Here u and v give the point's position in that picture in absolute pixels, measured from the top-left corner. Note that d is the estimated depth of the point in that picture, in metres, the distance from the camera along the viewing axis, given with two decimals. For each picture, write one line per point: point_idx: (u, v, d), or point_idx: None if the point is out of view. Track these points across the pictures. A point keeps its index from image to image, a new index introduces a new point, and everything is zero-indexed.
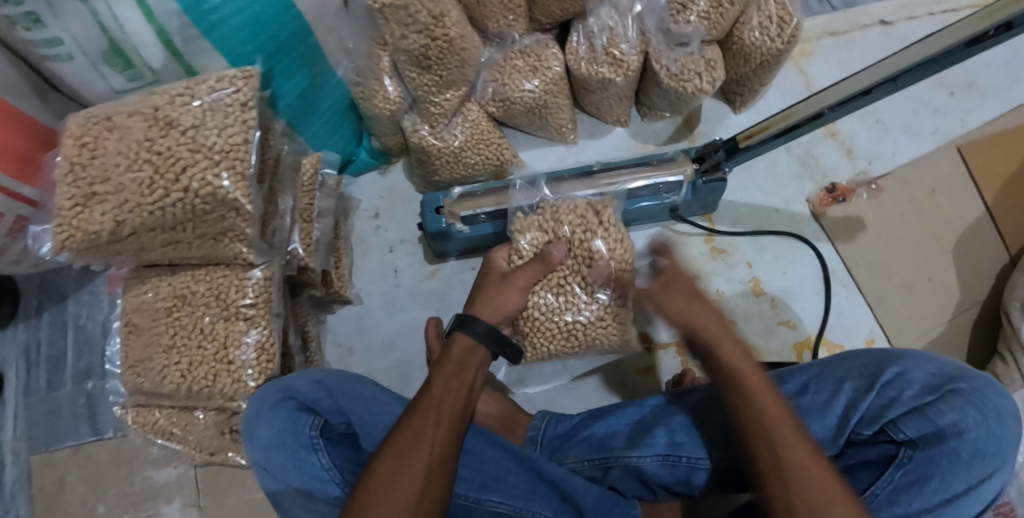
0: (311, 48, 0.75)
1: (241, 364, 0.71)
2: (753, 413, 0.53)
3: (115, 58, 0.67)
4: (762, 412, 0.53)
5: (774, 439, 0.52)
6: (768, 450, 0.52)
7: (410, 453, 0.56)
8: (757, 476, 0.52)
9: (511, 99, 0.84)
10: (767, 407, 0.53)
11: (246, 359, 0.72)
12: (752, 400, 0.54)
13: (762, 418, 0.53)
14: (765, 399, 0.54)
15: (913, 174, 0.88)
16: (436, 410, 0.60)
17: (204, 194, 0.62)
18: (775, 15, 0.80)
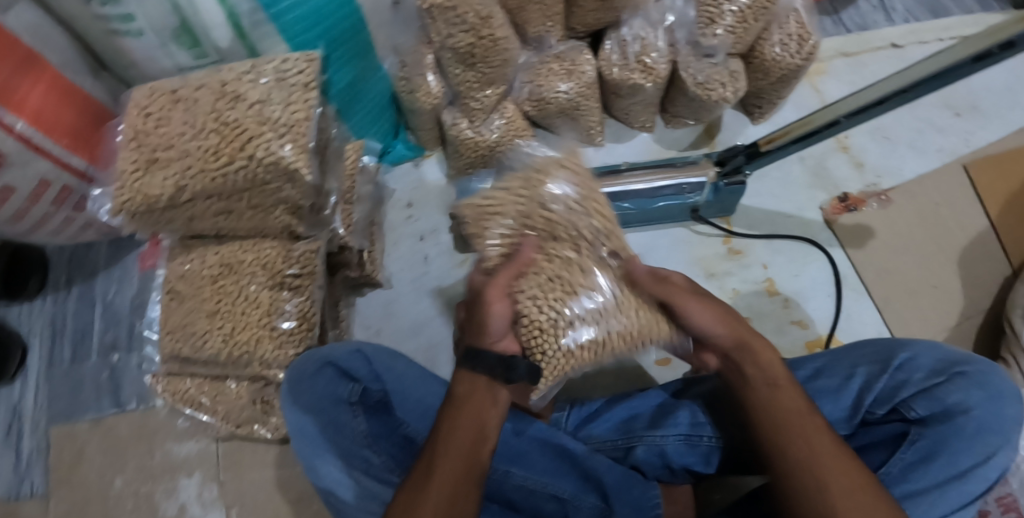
0: (363, 42, 0.81)
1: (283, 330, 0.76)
2: (793, 439, 0.54)
3: (182, 36, 0.71)
4: (778, 418, 0.56)
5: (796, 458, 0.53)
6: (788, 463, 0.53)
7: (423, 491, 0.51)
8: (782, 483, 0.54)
9: (546, 100, 0.89)
10: (794, 423, 0.55)
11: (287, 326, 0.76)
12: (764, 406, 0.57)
13: (776, 424, 0.55)
14: (794, 419, 0.55)
15: (918, 189, 0.97)
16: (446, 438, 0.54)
17: (267, 163, 0.66)
18: (795, 34, 0.87)
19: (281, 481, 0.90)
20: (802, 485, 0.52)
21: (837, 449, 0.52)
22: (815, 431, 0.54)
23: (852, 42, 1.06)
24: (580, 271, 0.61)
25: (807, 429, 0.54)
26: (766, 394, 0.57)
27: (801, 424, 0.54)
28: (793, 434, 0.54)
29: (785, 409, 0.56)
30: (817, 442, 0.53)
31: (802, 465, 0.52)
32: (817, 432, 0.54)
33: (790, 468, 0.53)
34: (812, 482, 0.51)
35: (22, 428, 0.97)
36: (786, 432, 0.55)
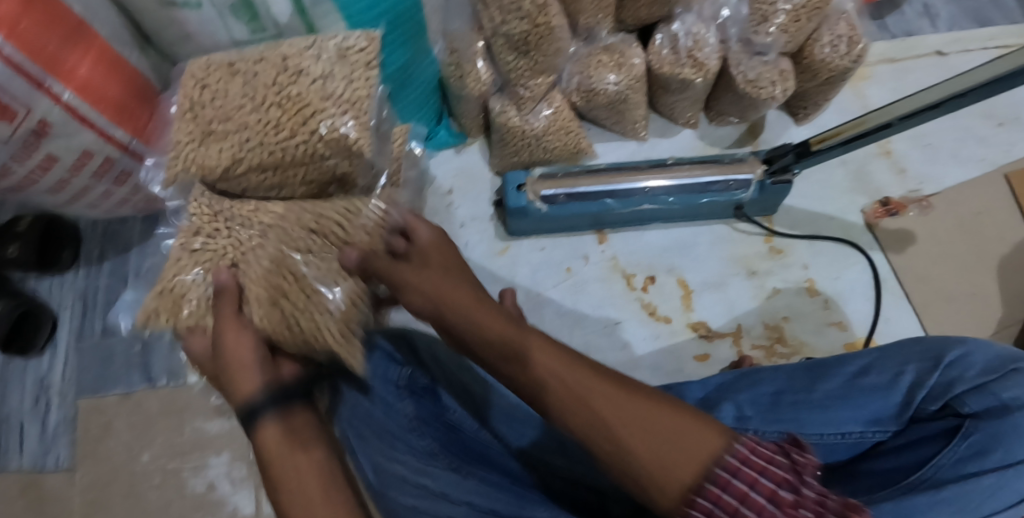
0: (418, 24, 0.82)
1: None
2: (566, 389, 0.42)
3: (242, 10, 0.71)
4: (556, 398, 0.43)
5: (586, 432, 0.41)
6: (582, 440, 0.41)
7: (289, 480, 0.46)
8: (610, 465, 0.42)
9: (595, 91, 0.89)
10: (594, 389, 0.42)
11: None
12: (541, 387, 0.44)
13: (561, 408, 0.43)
14: (591, 381, 0.42)
15: (959, 197, 0.97)
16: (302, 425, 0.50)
17: (329, 139, 0.67)
18: (845, 35, 0.87)
19: None
20: (610, 454, 0.40)
21: (646, 399, 0.41)
22: (580, 372, 0.43)
23: (897, 48, 1.06)
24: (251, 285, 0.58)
25: (579, 369, 0.43)
26: (526, 360, 0.45)
27: (577, 379, 0.43)
28: (553, 384, 0.43)
29: (572, 372, 0.43)
30: (623, 408, 0.40)
31: (577, 410, 0.42)
32: (616, 388, 0.42)
33: (585, 430, 0.41)
34: (609, 444, 0.40)
35: (49, 400, 0.96)
36: (588, 399, 0.41)
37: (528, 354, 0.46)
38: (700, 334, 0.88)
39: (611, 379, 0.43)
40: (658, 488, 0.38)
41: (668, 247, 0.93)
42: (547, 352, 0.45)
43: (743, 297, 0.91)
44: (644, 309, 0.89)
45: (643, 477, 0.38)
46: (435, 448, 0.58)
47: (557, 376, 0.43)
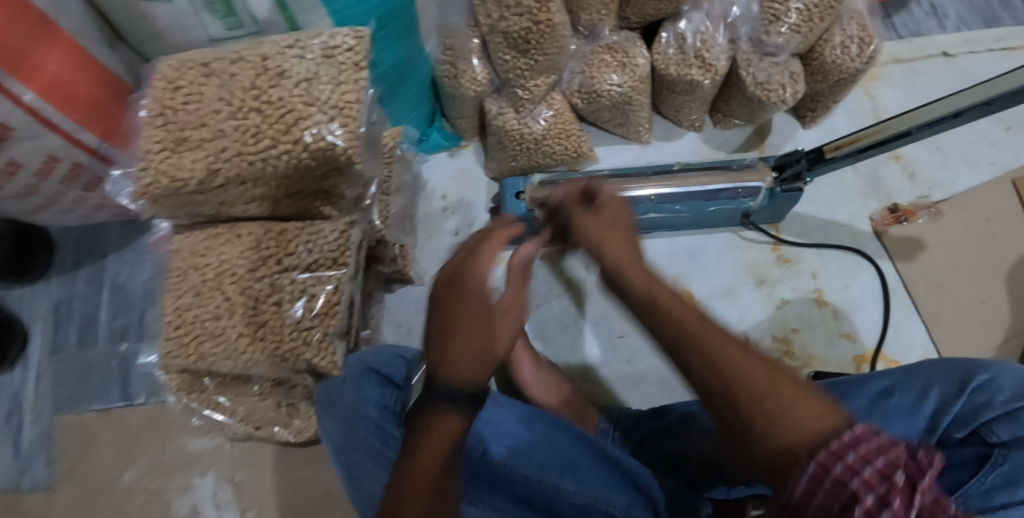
0: (411, 20, 0.76)
1: (302, 319, 0.65)
2: (714, 342, 0.39)
3: (218, 4, 0.65)
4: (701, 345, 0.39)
5: (715, 372, 0.38)
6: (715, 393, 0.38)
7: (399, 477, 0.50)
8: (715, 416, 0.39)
9: (597, 92, 0.84)
10: (722, 343, 0.38)
11: (308, 315, 0.65)
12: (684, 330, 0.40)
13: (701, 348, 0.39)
14: (697, 322, 0.40)
15: (970, 202, 0.95)
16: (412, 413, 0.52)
17: (314, 149, 0.61)
18: (856, 36, 0.84)
19: (302, 484, 0.86)
20: (724, 402, 0.37)
21: (765, 368, 0.37)
22: (718, 325, 0.40)
23: (905, 48, 1.03)
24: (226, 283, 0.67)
25: (712, 323, 0.40)
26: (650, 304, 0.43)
27: (706, 332, 0.39)
28: (658, 319, 0.41)
29: (681, 316, 0.41)
30: (754, 369, 0.37)
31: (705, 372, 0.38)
32: (749, 356, 0.38)
33: (708, 383, 0.38)
34: (743, 400, 0.36)
35: (23, 417, 0.91)
36: (706, 350, 0.39)
37: (637, 290, 0.44)
38: None
39: (756, 352, 0.39)
40: (771, 459, 0.35)
41: (673, 256, 0.90)
42: (681, 305, 0.42)
43: (752, 308, 0.88)
44: None
45: (759, 423, 0.35)
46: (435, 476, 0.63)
47: (685, 318, 0.41)
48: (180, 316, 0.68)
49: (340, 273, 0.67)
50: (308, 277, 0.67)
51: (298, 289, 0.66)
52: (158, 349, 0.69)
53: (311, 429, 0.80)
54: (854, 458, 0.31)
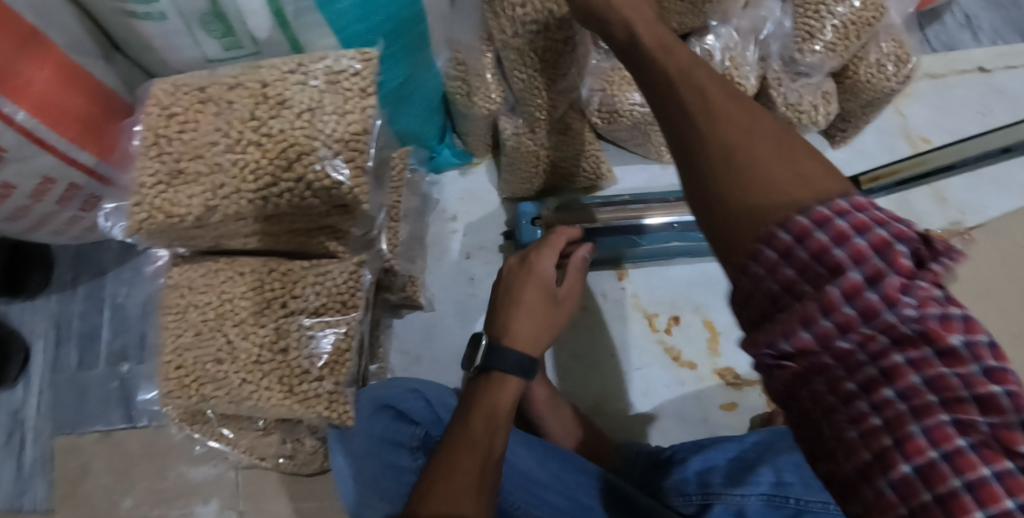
0: (420, 39, 0.72)
1: (305, 366, 0.62)
2: (750, 135, 0.36)
3: (213, 23, 0.61)
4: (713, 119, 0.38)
5: (734, 163, 0.36)
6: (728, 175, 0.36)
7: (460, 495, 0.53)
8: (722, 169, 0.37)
9: (619, 112, 0.78)
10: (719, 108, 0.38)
11: (313, 361, 0.62)
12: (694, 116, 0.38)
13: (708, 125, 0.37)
14: (747, 133, 0.36)
15: (1002, 228, 0.91)
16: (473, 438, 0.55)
17: (318, 187, 0.58)
18: (893, 54, 0.79)
19: (307, 514, 0.84)
20: (719, 162, 0.36)
21: (762, 128, 0.37)
22: (751, 115, 0.38)
23: (938, 62, 0.98)
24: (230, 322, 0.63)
25: (741, 103, 0.38)
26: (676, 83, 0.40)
27: (729, 103, 0.37)
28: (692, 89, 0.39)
29: (716, 90, 0.38)
30: (771, 150, 0.36)
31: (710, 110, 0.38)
32: (757, 121, 0.37)
33: (708, 151, 0.37)
34: (740, 168, 0.36)
35: (25, 436, 0.89)
36: (736, 135, 0.36)
37: (677, 94, 0.40)
38: (728, 380, 0.82)
39: (753, 107, 0.38)
40: (743, 221, 0.35)
41: (693, 282, 0.86)
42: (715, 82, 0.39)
43: None
44: (667, 351, 0.83)
45: (745, 187, 0.35)
46: None
47: (710, 91, 0.39)
48: (180, 356, 0.64)
49: (349, 317, 0.64)
50: (314, 323, 0.63)
51: (304, 335, 0.62)
52: (159, 388, 0.65)
53: (317, 462, 0.78)
54: (881, 268, 0.31)
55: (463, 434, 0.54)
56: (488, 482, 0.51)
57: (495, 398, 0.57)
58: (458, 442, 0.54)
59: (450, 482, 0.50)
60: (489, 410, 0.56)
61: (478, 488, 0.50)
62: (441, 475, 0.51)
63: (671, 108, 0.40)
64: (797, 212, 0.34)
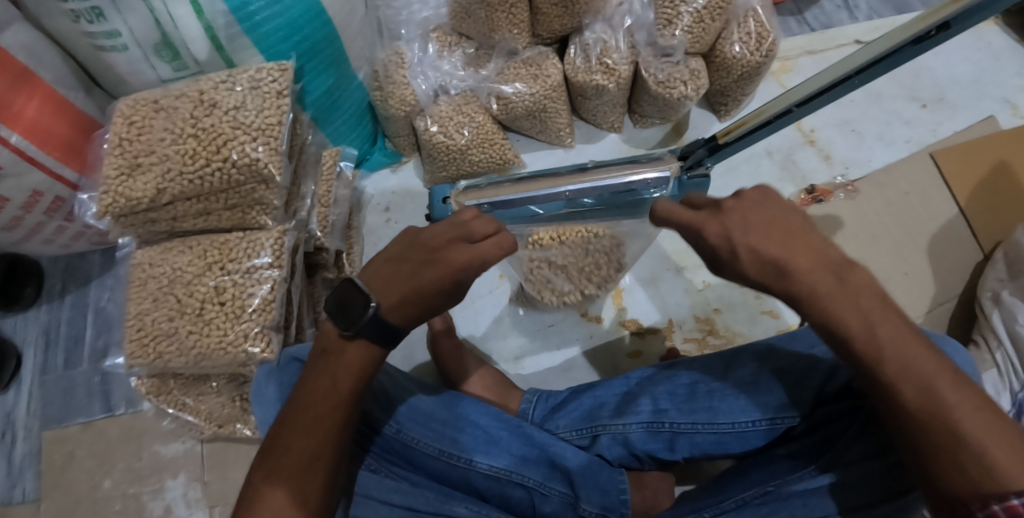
0: (336, 52, 0.84)
1: (246, 315, 0.74)
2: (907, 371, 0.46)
3: (164, 50, 0.74)
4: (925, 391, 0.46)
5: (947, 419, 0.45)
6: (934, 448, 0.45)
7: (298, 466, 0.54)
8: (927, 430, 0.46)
9: (512, 102, 0.94)
10: (928, 377, 0.46)
11: (251, 312, 0.74)
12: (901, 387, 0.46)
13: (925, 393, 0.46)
14: (950, 392, 0.45)
15: (886, 179, 1.01)
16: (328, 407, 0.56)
17: (241, 165, 0.71)
18: (753, 32, 0.91)
19: None
20: (928, 452, 0.45)
21: (966, 400, 0.45)
22: (922, 355, 0.47)
23: (817, 40, 1.10)
24: (182, 291, 0.75)
25: (908, 343, 0.47)
26: (873, 345, 0.47)
27: (946, 387, 0.45)
28: (891, 364, 0.47)
29: (907, 348, 0.47)
30: (980, 423, 0.44)
31: (917, 396, 0.46)
32: (966, 393, 0.45)
33: (909, 429, 0.46)
34: (942, 433, 0.45)
35: (15, 434, 0.98)
36: (936, 394, 0.46)
37: (864, 336, 0.47)
38: (633, 332, 0.96)
39: (957, 377, 0.46)
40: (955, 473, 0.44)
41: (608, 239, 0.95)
42: (910, 351, 0.47)
43: (675, 293, 0.98)
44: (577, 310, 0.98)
45: (945, 474, 0.45)
46: (359, 452, 0.69)
47: (907, 363, 0.46)
48: (141, 320, 0.76)
49: (274, 273, 0.75)
50: (246, 280, 0.75)
51: (242, 292, 0.74)
52: (124, 351, 0.77)
53: None
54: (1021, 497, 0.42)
55: (317, 405, 0.56)
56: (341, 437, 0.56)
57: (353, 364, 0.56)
58: (313, 413, 0.56)
59: (309, 452, 0.54)
60: (351, 371, 0.56)
61: (330, 448, 0.55)
62: (293, 445, 0.55)
63: (868, 366, 0.48)
64: (991, 503, 0.42)
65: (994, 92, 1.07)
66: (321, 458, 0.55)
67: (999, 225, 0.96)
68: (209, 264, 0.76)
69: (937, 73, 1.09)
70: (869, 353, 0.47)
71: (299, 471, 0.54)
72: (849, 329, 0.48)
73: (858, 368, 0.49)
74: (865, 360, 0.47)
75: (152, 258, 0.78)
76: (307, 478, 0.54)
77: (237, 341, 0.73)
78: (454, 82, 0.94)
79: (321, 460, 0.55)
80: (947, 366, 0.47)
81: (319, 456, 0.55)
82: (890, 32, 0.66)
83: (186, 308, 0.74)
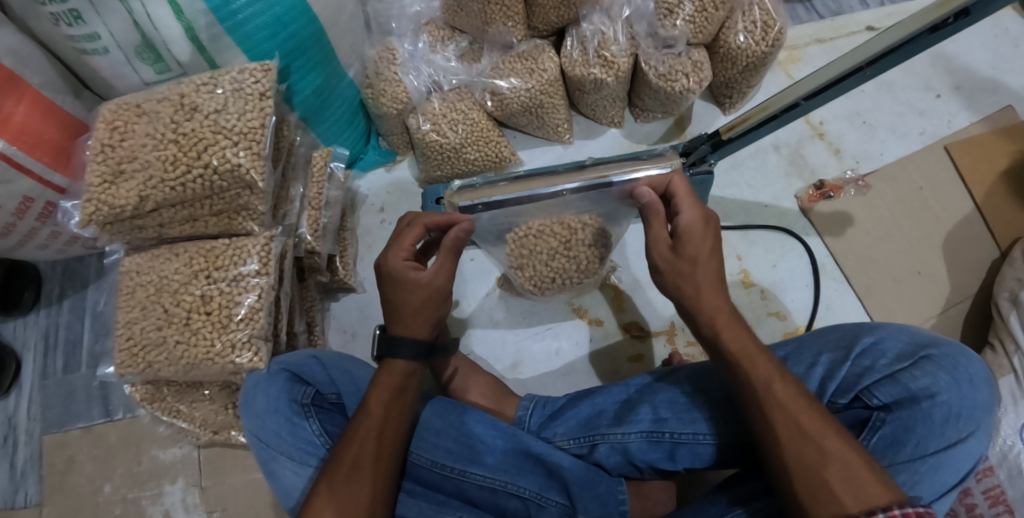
0: (324, 49, 0.81)
1: (234, 324, 0.72)
2: (788, 404, 0.52)
3: (146, 52, 0.71)
4: (795, 418, 0.51)
5: (820, 443, 0.49)
6: (805, 470, 0.49)
7: (351, 484, 0.55)
8: (797, 455, 0.49)
9: (508, 98, 0.90)
10: (794, 408, 0.51)
11: (239, 320, 0.72)
12: (782, 410, 0.51)
13: (793, 420, 0.51)
14: (819, 428, 0.50)
15: (898, 173, 0.97)
16: (379, 431, 0.58)
17: (223, 170, 0.70)
18: (759, 20, 0.87)
19: (261, 484, 0.92)
20: (802, 481, 0.49)
21: (829, 431, 0.50)
22: (796, 396, 0.52)
23: (827, 27, 1.06)
24: (168, 300, 0.74)
25: (781, 381, 0.53)
26: (762, 387, 0.53)
27: (818, 428, 0.50)
28: (772, 402, 0.52)
29: (786, 388, 0.53)
30: (844, 450, 0.48)
31: (791, 431, 0.50)
32: (836, 433, 0.50)
33: (788, 459, 0.50)
34: (816, 456, 0.49)
35: (17, 439, 0.99)
36: (805, 428, 0.50)
37: (759, 385, 0.53)
38: (635, 335, 0.94)
39: (822, 416, 0.51)
40: (824, 499, 0.47)
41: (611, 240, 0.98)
42: (792, 398, 0.52)
43: None
44: (576, 312, 0.96)
45: (814, 501, 0.48)
46: None
47: (789, 406, 0.51)
48: (130, 329, 0.75)
49: (262, 281, 0.74)
50: (232, 288, 0.73)
51: (228, 300, 0.73)
52: (114, 360, 0.76)
53: None
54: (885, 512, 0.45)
55: (362, 419, 0.59)
56: (386, 451, 0.58)
57: (396, 374, 0.62)
58: (358, 427, 0.58)
59: (352, 460, 0.56)
60: (382, 394, 0.60)
61: (377, 458, 0.57)
62: (343, 453, 0.57)
63: (755, 402, 0.53)
64: None
65: (1014, 80, 1.02)
66: (367, 466, 0.56)
67: (1018, 222, 0.92)
68: (195, 271, 0.74)
69: (953, 61, 1.04)
70: (760, 396, 0.53)
71: (353, 485, 0.55)
72: (755, 371, 0.54)
73: (747, 408, 0.54)
74: (754, 400, 0.53)
75: (139, 263, 0.77)
76: (354, 486, 0.55)
77: (222, 351, 0.72)
78: (448, 78, 0.91)
79: (366, 468, 0.56)
80: (817, 411, 0.51)
81: (365, 466, 0.56)
82: (904, 21, 0.61)
83: (172, 317, 0.73)
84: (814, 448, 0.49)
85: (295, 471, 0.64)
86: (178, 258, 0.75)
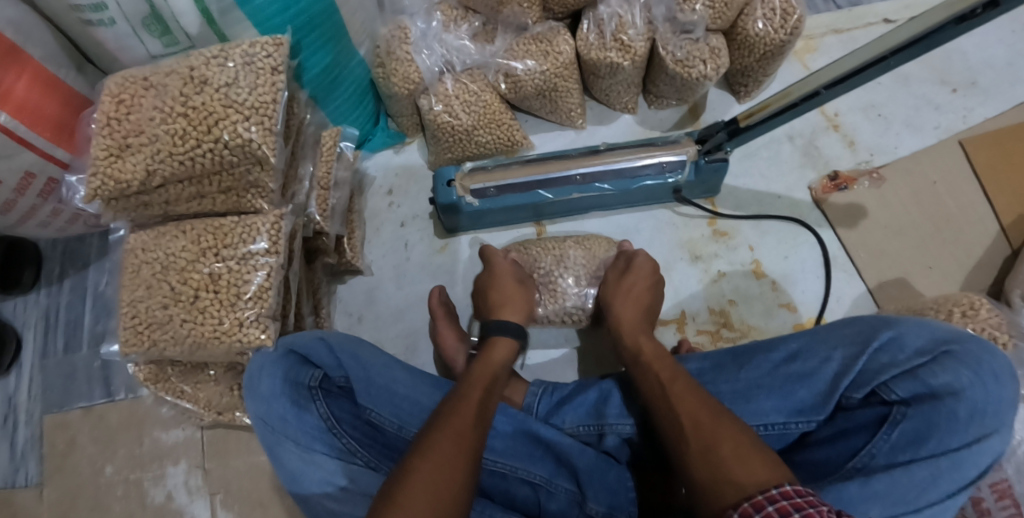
0: (336, 26, 0.79)
1: (242, 304, 0.71)
2: (682, 406, 0.58)
3: (153, 23, 0.69)
4: (693, 412, 0.57)
5: (709, 429, 0.54)
6: (701, 456, 0.53)
7: (454, 446, 0.55)
8: (689, 441, 0.55)
9: (521, 80, 0.89)
10: (688, 406, 0.58)
11: (247, 300, 0.71)
12: (678, 408, 0.58)
13: (692, 414, 0.56)
14: (706, 418, 0.55)
15: (912, 166, 0.96)
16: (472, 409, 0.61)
17: (234, 145, 0.68)
18: (778, 8, 0.85)
19: (264, 467, 0.92)
20: (699, 467, 0.52)
21: (718, 420, 0.55)
22: (694, 398, 0.58)
23: (844, 18, 1.04)
24: (175, 277, 0.72)
25: (682, 387, 0.61)
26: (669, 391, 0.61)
27: (711, 420, 0.55)
28: (681, 406, 0.58)
29: (683, 392, 0.60)
30: (729, 435, 0.53)
31: (692, 431, 0.55)
32: (725, 422, 0.54)
33: (688, 451, 0.54)
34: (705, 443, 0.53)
35: (18, 419, 0.97)
36: (700, 421, 0.55)
37: (667, 389, 0.61)
38: None
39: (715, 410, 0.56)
40: (716, 485, 0.50)
41: (624, 229, 0.96)
42: (690, 399, 0.58)
43: (687, 283, 0.93)
44: None
45: (711, 484, 0.50)
46: (354, 445, 0.65)
47: (690, 405, 0.58)
48: (134, 307, 0.74)
49: (271, 260, 0.73)
50: (239, 266, 0.72)
51: (237, 278, 0.72)
52: (118, 338, 0.75)
53: None
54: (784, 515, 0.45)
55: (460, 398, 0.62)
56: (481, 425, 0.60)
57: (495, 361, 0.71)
58: (455, 403, 0.61)
59: (455, 427, 0.57)
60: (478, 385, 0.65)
61: (476, 427, 0.59)
62: (445, 422, 0.58)
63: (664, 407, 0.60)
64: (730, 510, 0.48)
65: None
66: (470, 433, 0.58)
67: None
68: (204, 247, 0.73)
69: (969, 56, 1.03)
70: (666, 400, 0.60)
71: (456, 446, 0.55)
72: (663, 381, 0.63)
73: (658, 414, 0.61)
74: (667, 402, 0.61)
75: (144, 240, 0.76)
76: (454, 449, 0.55)
77: (229, 331, 0.71)
78: (461, 58, 0.89)
79: (467, 436, 0.57)
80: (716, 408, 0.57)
81: (468, 431, 0.57)
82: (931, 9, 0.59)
83: (177, 293, 0.72)
84: (699, 434, 0.54)
85: (300, 457, 0.63)
86: (183, 235, 0.74)
